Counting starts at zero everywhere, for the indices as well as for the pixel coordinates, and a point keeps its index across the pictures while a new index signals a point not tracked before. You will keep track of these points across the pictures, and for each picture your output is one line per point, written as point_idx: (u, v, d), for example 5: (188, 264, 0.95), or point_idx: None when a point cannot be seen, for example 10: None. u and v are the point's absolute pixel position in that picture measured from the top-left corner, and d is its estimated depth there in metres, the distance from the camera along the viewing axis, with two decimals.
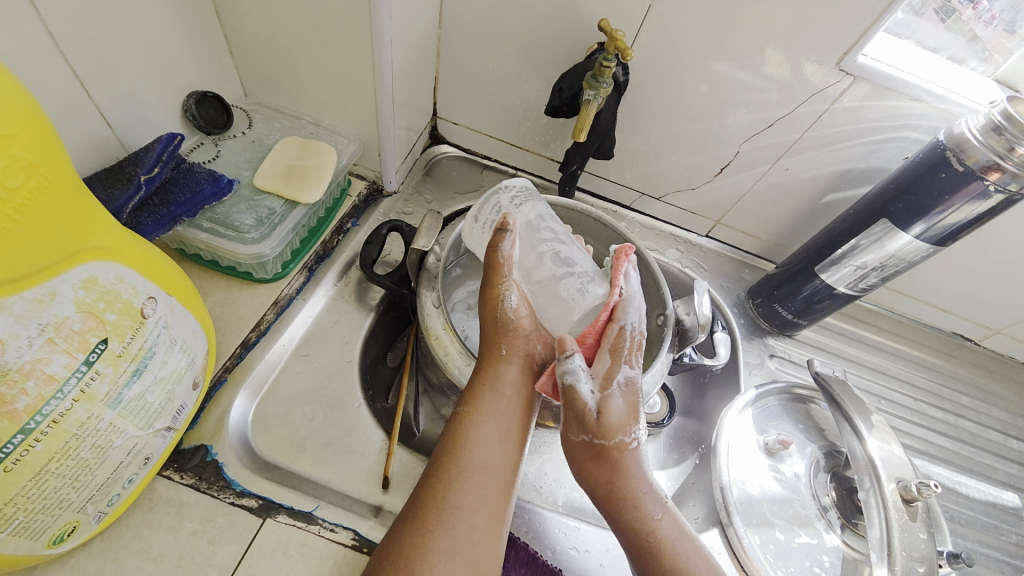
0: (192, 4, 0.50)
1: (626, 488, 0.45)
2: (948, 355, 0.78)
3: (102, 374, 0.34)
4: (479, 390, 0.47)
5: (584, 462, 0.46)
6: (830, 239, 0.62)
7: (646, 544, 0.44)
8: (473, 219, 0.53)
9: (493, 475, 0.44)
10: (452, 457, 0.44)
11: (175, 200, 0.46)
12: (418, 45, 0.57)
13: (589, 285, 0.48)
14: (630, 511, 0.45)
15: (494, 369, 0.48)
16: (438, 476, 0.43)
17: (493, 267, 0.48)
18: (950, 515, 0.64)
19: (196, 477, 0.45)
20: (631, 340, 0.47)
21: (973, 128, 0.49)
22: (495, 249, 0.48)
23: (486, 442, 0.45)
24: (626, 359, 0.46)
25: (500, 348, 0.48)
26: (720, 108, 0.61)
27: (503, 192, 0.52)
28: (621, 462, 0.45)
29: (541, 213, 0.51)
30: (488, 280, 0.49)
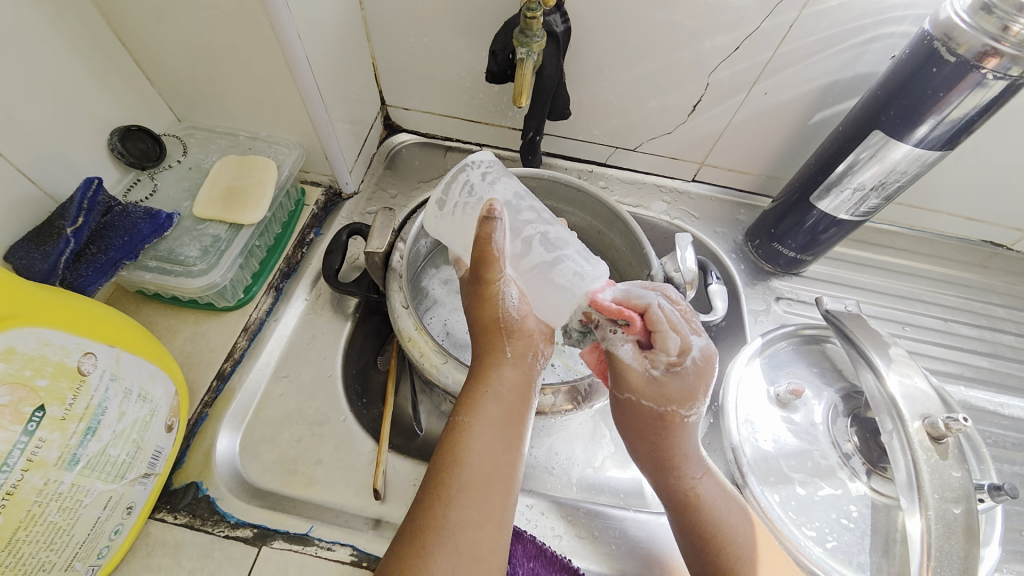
0: (93, 35, 0.48)
1: (671, 445, 0.42)
2: (978, 267, 0.71)
3: (49, 440, 0.34)
4: (474, 395, 0.41)
5: (630, 427, 0.44)
6: (822, 163, 0.56)
7: (687, 504, 0.42)
8: (440, 201, 0.45)
9: (497, 488, 0.38)
10: (448, 470, 0.37)
11: (114, 245, 0.46)
12: (336, 34, 0.54)
13: (588, 265, 0.41)
14: (668, 474, 0.43)
15: (493, 372, 0.42)
16: (435, 491, 0.37)
17: (484, 260, 0.41)
18: (993, 440, 0.60)
19: (190, 515, 0.45)
20: (677, 313, 0.40)
21: (960, 11, 0.42)
22: (485, 242, 0.41)
23: (488, 451, 0.38)
24: (683, 332, 0.39)
25: (501, 350, 0.42)
26: (677, 39, 0.55)
27: (471, 169, 0.45)
28: (673, 432, 0.42)
29: (518, 190, 0.44)
30: (479, 276, 0.42)
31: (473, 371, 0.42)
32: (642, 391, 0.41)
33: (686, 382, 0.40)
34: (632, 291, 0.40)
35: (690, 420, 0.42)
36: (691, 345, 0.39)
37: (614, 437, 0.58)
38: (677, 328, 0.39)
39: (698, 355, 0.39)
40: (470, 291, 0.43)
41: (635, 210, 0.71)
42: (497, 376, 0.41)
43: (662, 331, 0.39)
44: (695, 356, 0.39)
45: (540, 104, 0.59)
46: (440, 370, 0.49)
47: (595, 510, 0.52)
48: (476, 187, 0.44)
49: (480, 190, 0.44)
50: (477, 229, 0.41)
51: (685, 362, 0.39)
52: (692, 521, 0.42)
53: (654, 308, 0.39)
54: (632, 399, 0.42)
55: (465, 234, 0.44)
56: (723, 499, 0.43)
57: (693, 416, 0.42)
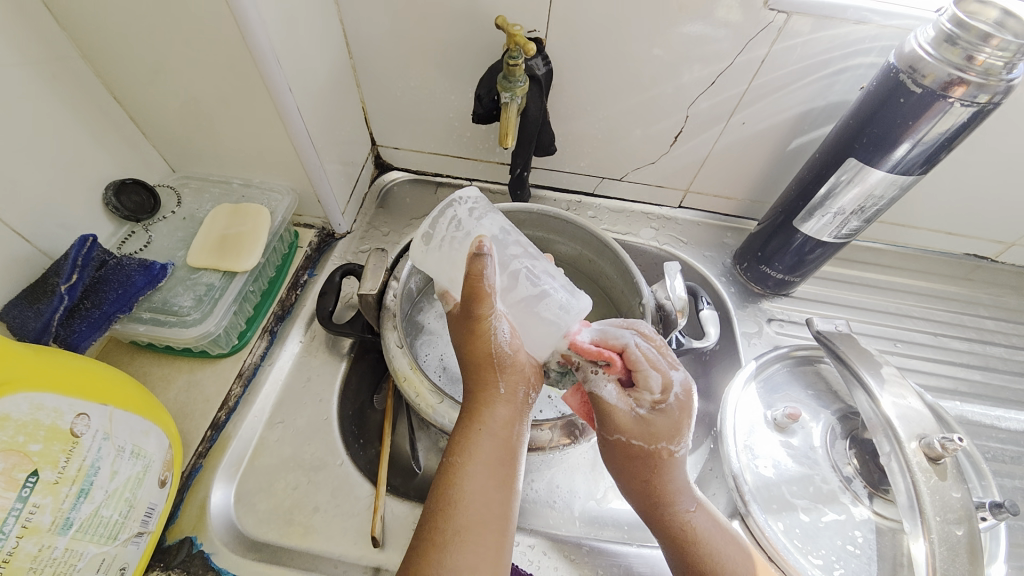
0: (88, 96, 0.49)
1: (661, 480, 0.42)
2: (963, 280, 0.72)
3: (42, 505, 0.33)
4: (467, 435, 0.40)
5: (617, 464, 0.43)
6: (802, 188, 0.57)
7: (683, 540, 0.41)
8: (427, 234, 0.46)
9: (492, 530, 0.37)
10: (443, 514, 0.37)
11: (107, 298, 0.46)
12: (325, 84, 0.55)
13: (573, 298, 0.43)
14: (661, 509, 0.42)
15: (487, 410, 0.41)
16: (430, 535, 0.36)
17: (476, 297, 0.41)
18: (992, 455, 0.60)
19: (184, 573, 0.44)
20: (654, 350, 0.42)
21: (924, 44, 0.44)
22: (477, 278, 0.41)
23: (483, 492, 0.38)
24: (661, 370, 0.41)
25: (491, 387, 0.42)
26: (655, 74, 0.57)
27: (458, 204, 0.46)
28: (662, 466, 0.41)
29: (504, 225, 0.46)
30: (471, 312, 0.42)
31: (466, 407, 0.42)
32: (628, 430, 0.41)
33: (672, 418, 0.41)
34: (608, 332, 0.42)
35: (677, 455, 0.41)
36: (669, 380, 0.41)
37: None
38: (657, 366, 0.41)
39: (678, 391, 0.41)
40: (460, 327, 0.43)
41: (624, 238, 0.73)
42: (491, 414, 0.41)
43: (643, 370, 0.41)
44: (676, 392, 0.41)
45: (526, 142, 0.60)
46: (436, 410, 0.49)
47: (597, 547, 0.51)
48: (465, 222, 0.45)
49: (467, 224, 0.45)
50: (467, 265, 0.41)
51: (666, 400, 0.41)
52: (690, 557, 0.40)
53: (632, 348, 0.41)
54: (621, 440, 0.42)
55: (452, 269, 0.44)
56: (718, 530, 0.42)
57: (679, 450, 0.42)
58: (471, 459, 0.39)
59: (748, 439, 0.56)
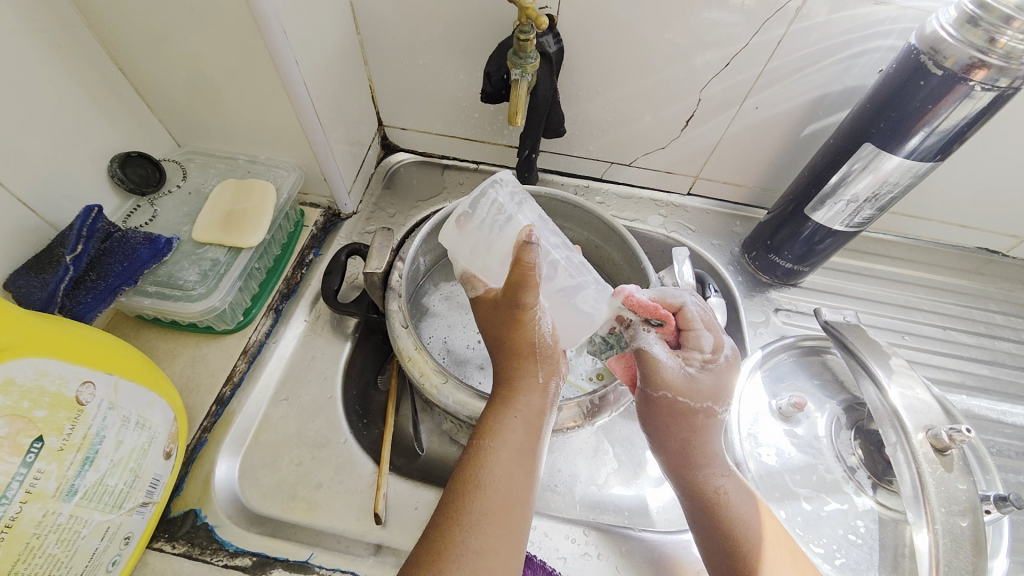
0: (94, 66, 0.49)
1: (707, 440, 0.44)
2: (974, 274, 0.71)
3: (47, 472, 0.34)
4: (498, 419, 0.40)
5: (657, 424, 0.44)
6: (815, 175, 0.56)
7: (714, 502, 0.42)
8: (466, 215, 0.46)
9: (515, 515, 0.37)
10: (470, 493, 0.37)
11: (113, 271, 0.46)
12: (332, 59, 0.55)
13: (604, 292, 0.44)
14: (695, 468, 0.43)
15: (517, 396, 0.42)
16: (454, 513, 0.36)
17: (523, 285, 0.40)
18: (997, 449, 0.59)
19: (188, 544, 0.44)
20: (708, 314, 0.45)
21: (946, 25, 0.43)
22: (527, 267, 0.40)
23: (510, 475, 0.38)
24: (705, 334, 0.44)
25: (518, 376, 0.42)
26: (669, 56, 0.56)
27: (498, 188, 0.47)
28: (700, 429, 0.43)
29: (540, 215, 0.48)
30: (513, 299, 0.41)
31: (497, 393, 0.42)
32: (679, 388, 0.42)
33: (720, 377, 0.43)
34: (666, 292, 0.45)
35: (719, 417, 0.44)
36: (716, 346, 0.44)
37: (617, 453, 0.58)
38: (711, 328, 0.44)
39: (728, 354, 0.44)
40: (499, 312, 0.43)
41: (631, 225, 0.72)
42: (522, 402, 0.41)
43: (696, 330, 0.44)
44: (726, 353, 0.44)
45: (535, 122, 0.59)
46: (440, 390, 0.48)
47: (602, 528, 0.51)
48: (510, 207, 0.46)
49: (509, 209, 0.46)
50: (514, 253, 0.40)
51: (715, 360, 0.44)
52: (715, 513, 0.42)
53: (690, 307, 0.44)
54: (668, 398, 0.43)
55: (486, 256, 0.44)
56: (746, 499, 0.43)
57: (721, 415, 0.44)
58: (501, 444, 0.39)
59: (752, 428, 0.55)
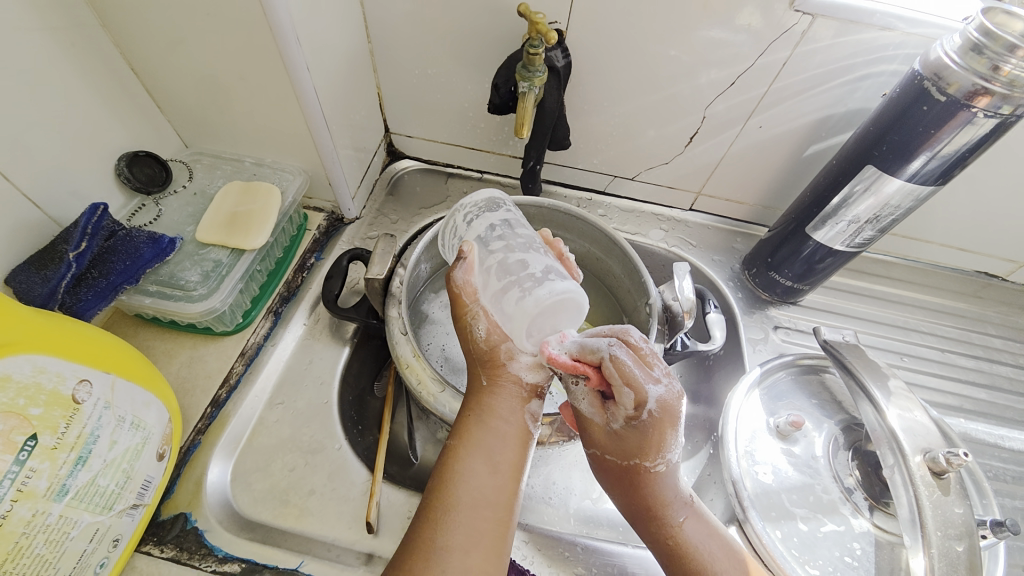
0: (105, 65, 0.49)
1: (649, 493, 0.40)
2: (973, 297, 0.72)
3: (39, 470, 0.33)
4: (469, 418, 0.40)
5: (604, 476, 0.42)
6: (817, 196, 0.57)
7: (670, 550, 0.40)
8: (438, 240, 0.50)
9: (486, 513, 0.37)
10: (440, 496, 0.37)
11: (115, 269, 0.46)
12: (342, 66, 0.55)
13: (535, 291, 0.39)
14: (648, 519, 0.40)
15: (486, 395, 0.41)
16: (426, 516, 0.37)
17: (455, 298, 0.43)
18: (993, 474, 0.59)
19: (177, 548, 0.44)
20: (631, 364, 0.37)
21: (950, 52, 0.43)
22: (450, 282, 0.43)
23: (487, 485, 0.38)
24: (642, 381, 0.37)
25: (493, 374, 0.41)
26: (674, 73, 0.57)
27: (457, 212, 0.47)
28: (644, 482, 0.39)
29: (492, 222, 0.44)
30: (455, 312, 0.43)
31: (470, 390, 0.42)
32: (604, 446, 0.40)
33: (647, 437, 0.37)
34: (586, 343, 0.38)
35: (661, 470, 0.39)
36: (642, 399, 0.37)
37: None
38: (631, 382, 0.37)
39: (654, 408, 0.37)
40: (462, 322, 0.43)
41: (633, 238, 0.72)
42: (491, 399, 0.40)
43: (618, 385, 0.37)
44: (652, 409, 0.36)
45: (540, 134, 0.60)
46: (437, 399, 0.48)
47: (592, 546, 0.50)
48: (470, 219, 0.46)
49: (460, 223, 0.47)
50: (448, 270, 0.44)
51: (641, 417, 0.37)
52: (679, 568, 0.39)
53: (606, 362, 0.37)
54: (602, 458, 0.41)
55: None
56: (708, 536, 0.40)
57: (661, 466, 0.39)
58: (469, 444, 0.39)
59: (749, 445, 0.55)
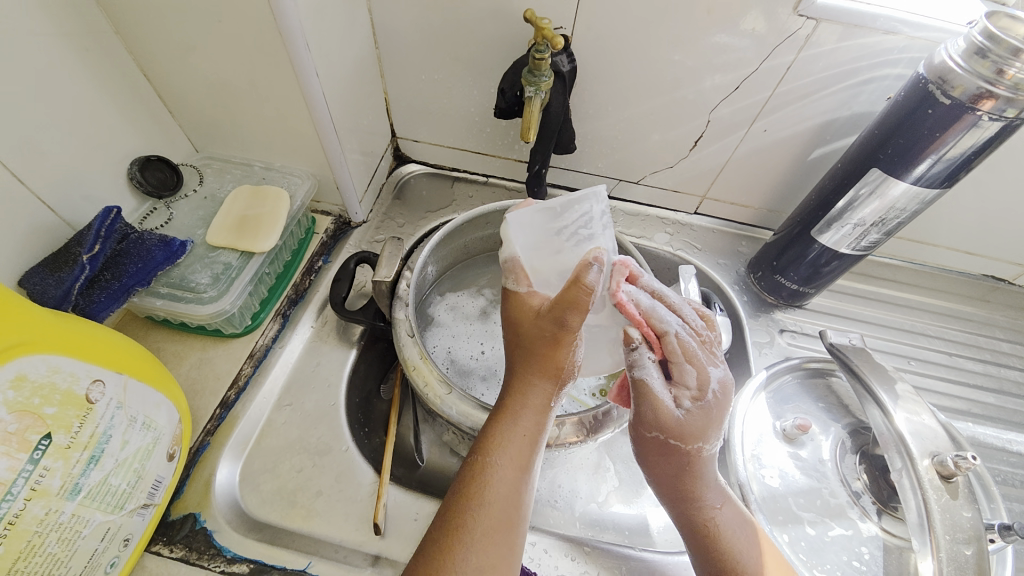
0: (118, 71, 0.50)
1: (692, 477, 0.41)
2: (981, 301, 0.71)
3: (53, 469, 0.34)
4: (500, 435, 0.41)
5: (648, 458, 0.42)
6: (822, 199, 0.57)
7: (706, 534, 0.42)
8: (532, 217, 0.47)
9: (509, 526, 0.39)
10: (470, 512, 0.39)
11: (127, 271, 0.46)
12: (350, 72, 0.56)
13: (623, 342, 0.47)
14: (687, 502, 0.42)
15: (518, 410, 0.42)
16: (452, 529, 0.38)
17: (574, 307, 0.40)
18: (1002, 479, 0.59)
19: (186, 548, 0.44)
20: (694, 343, 0.41)
21: (954, 55, 0.44)
22: (579, 285, 0.39)
23: (510, 492, 0.40)
24: (707, 361, 0.41)
25: (529, 389, 0.43)
26: (679, 78, 0.57)
27: (593, 203, 0.47)
28: (693, 465, 0.41)
29: (617, 248, 0.47)
30: (542, 326, 0.42)
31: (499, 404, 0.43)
32: (668, 428, 0.40)
33: (708, 418, 0.40)
34: (656, 310, 0.42)
35: (710, 450, 0.41)
36: (709, 376, 0.41)
37: (618, 471, 0.57)
38: (695, 360, 0.41)
39: (717, 389, 0.41)
40: (536, 326, 0.43)
41: (638, 241, 0.72)
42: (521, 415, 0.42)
43: (680, 359, 0.41)
44: (715, 389, 0.40)
45: (546, 138, 0.60)
46: (444, 401, 0.49)
47: (599, 547, 0.50)
48: (564, 223, 0.46)
49: (541, 221, 0.47)
50: (576, 272, 0.40)
51: (704, 396, 0.40)
52: (715, 550, 0.41)
53: (673, 335, 0.41)
54: (657, 437, 0.41)
55: (542, 260, 0.45)
56: (742, 522, 0.43)
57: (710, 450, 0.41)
58: (499, 461, 0.41)
59: (756, 449, 0.55)
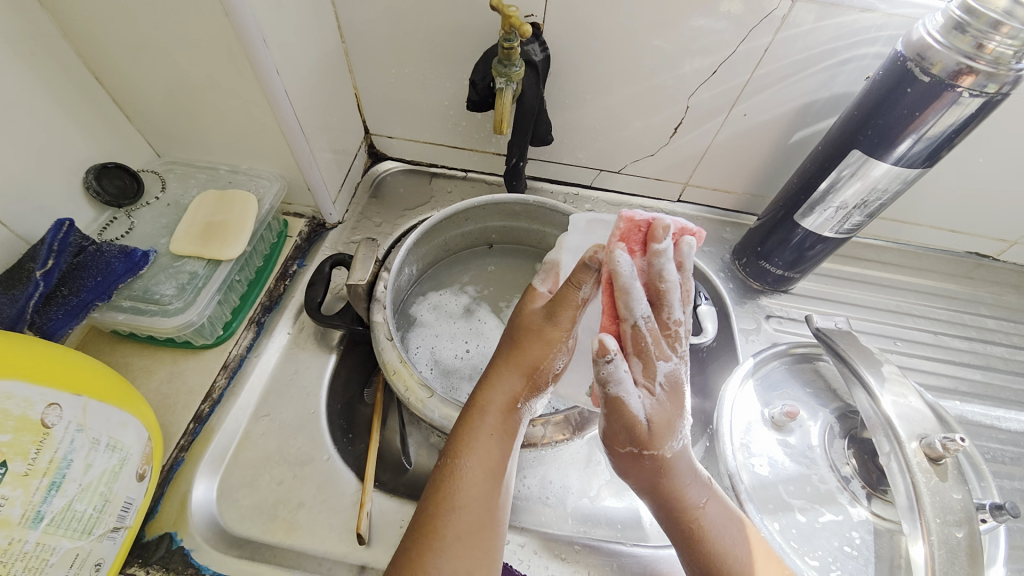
0: (67, 76, 0.47)
1: (667, 479, 0.40)
2: (965, 279, 0.71)
3: (10, 499, 0.32)
4: (470, 436, 0.41)
5: (622, 467, 0.42)
6: (804, 182, 0.56)
7: (691, 536, 0.40)
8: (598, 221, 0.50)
9: (485, 530, 0.38)
10: (442, 515, 0.38)
11: (85, 286, 0.44)
12: (315, 68, 0.54)
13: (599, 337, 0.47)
14: (672, 506, 0.41)
15: (489, 409, 0.42)
16: (426, 538, 0.37)
17: (564, 300, 0.43)
18: (990, 456, 0.59)
19: (163, 569, 0.43)
20: (655, 335, 0.42)
21: (933, 31, 0.43)
22: (575, 286, 0.42)
23: (484, 496, 0.39)
24: (659, 355, 0.41)
25: (500, 387, 0.43)
26: (654, 64, 0.56)
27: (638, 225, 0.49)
28: (662, 467, 0.40)
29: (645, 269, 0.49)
30: (531, 322, 0.44)
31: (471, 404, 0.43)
32: (640, 438, 0.40)
33: (665, 418, 0.40)
34: (630, 292, 0.41)
35: (673, 452, 0.41)
36: (658, 370, 0.41)
37: (608, 465, 0.57)
38: (648, 354, 0.41)
39: (665, 382, 0.41)
40: (525, 323, 0.45)
41: None
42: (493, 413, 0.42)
43: (642, 350, 0.41)
44: (664, 384, 0.41)
45: (522, 130, 0.58)
46: (426, 405, 0.47)
47: (591, 545, 0.50)
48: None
49: (600, 234, 0.50)
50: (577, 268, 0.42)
51: (654, 392, 0.41)
52: (701, 551, 0.40)
53: (637, 325, 0.41)
54: (631, 449, 0.40)
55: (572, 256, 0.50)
56: (727, 518, 0.42)
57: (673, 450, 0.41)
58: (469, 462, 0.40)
59: (745, 437, 0.55)
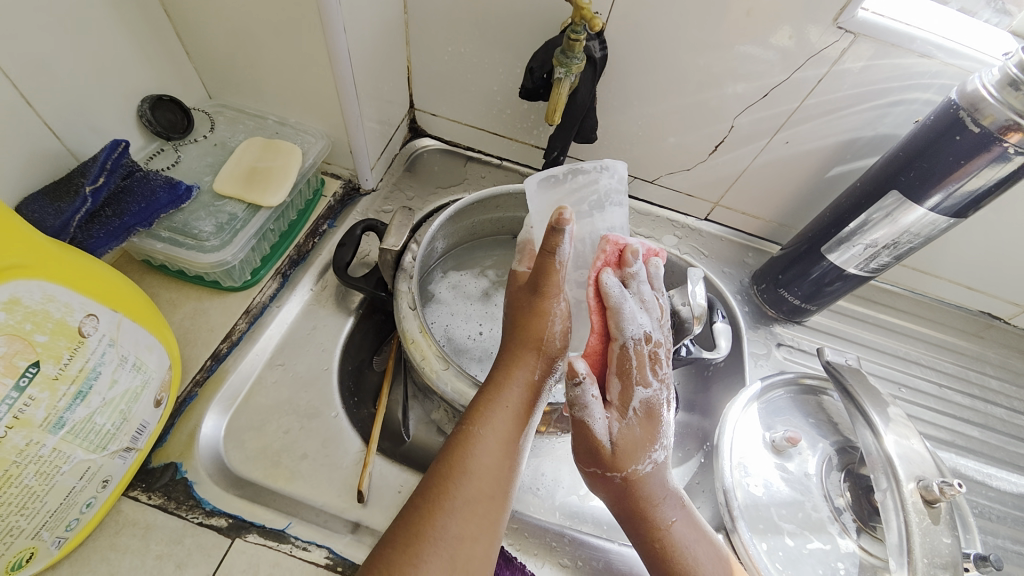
0: (137, 4, 0.48)
1: (636, 500, 0.41)
2: (975, 336, 0.72)
3: (38, 400, 0.33)
4: (490, 408, 0.41)
5: (592, 484, 0.42)
6: (836, 217, 0.57)
7: (666, 550, 0.40)
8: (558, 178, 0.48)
9: (491, 500, 0.39)
10: (455, 481, 0.39)
11: (130, 210, 0.45)
12: (377, 34, 0.54)
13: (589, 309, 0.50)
14: (645, 524, 0.41)
15: (508, 383, 0.43)
16: (436, 502, 0.38)
17: (546, 272, 0.44)
18: (979, 510, 0.60)
19: (164, 496, 0.43)
20: (646, 353, 0.43)
21: (988, 84, 0.44)
22: (549, 252, 0.43)
23: (495, 466, 0.40)
24: (639, 380, 0.42)
25: (521, 363, 0.44)
26: (708, 80, 0.57)
27: (603, 176, 0.49)
28: (628, 487, 0.40)
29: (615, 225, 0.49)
30: (529, 298, 0.45)
31: (492, 376, 0.44)
32: (604, 461, 0.40)
33: (630, 440, 0.40)
34: (621, 309, 0.42)
35: (643, 472, 0.41)
36: (635, 394, 0.42)
37: None
38: (625, 376, 0.42)
39: (638, 408, 0.42)
40: (523, 298, 0.46)
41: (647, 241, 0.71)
42: (512, 387, 0.42)
43: (626, 367, 0.42)
44: (637, 408, 0.41)
45: (568, 125, 0.59)
46: (439, 376, 0.48)
47: (578, 539, 0.51)
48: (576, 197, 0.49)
49: (556, 193, 0.48)
50: (545, 237, 0.43)
51: (625, 414, 0.41)
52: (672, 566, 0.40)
53: (624, 346, 0.42)
54: (596, 471, 0.41)
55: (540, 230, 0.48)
56: (697, 537, 0.42)
57: (641, 473, 0.41)
58: (485, 431, 0.40)
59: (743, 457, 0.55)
